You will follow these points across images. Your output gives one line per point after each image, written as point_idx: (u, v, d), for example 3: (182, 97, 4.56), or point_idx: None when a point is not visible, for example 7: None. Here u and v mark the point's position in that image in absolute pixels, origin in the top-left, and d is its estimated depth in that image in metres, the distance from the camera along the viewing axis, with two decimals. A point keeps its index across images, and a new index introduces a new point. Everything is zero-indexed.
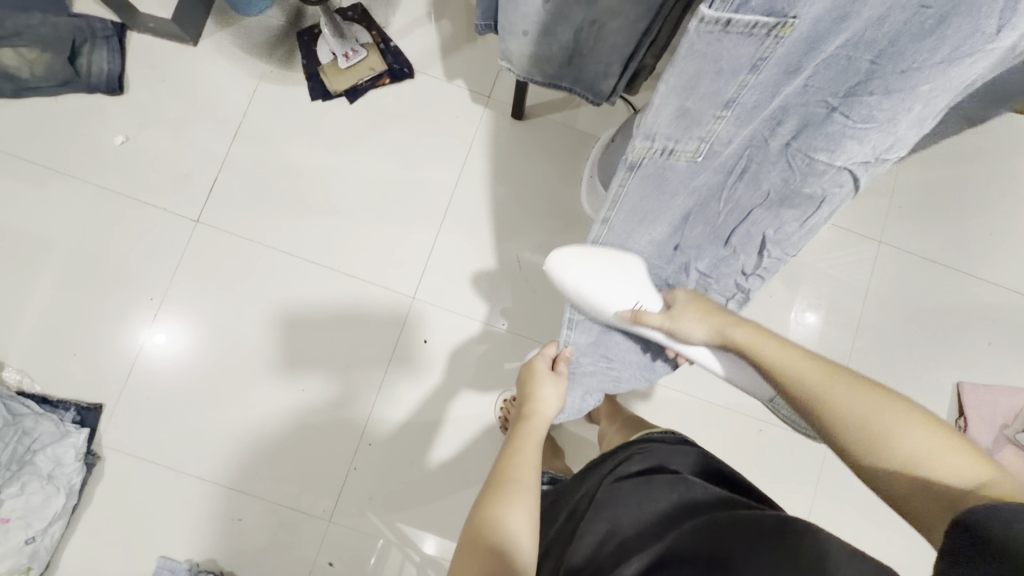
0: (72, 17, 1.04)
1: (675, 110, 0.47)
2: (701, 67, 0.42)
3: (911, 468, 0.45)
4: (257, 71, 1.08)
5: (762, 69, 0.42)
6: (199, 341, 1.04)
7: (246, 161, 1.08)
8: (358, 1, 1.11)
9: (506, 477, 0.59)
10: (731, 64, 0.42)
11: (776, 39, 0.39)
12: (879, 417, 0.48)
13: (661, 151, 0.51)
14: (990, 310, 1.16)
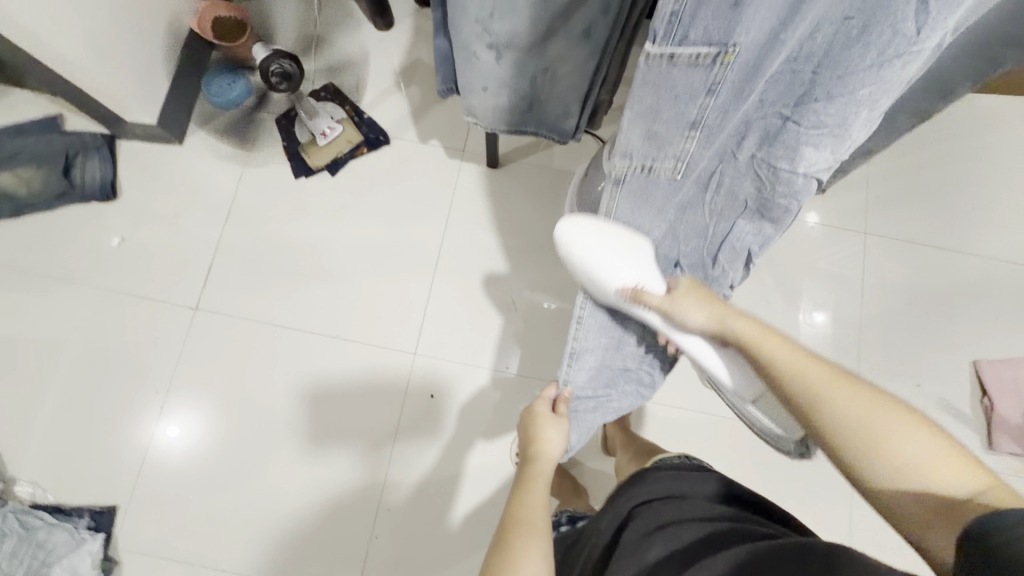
0: (64, 134, 1.10)
1: (644, 134, 0.53)
2: (657, 96, 0.48)
3: (909, 478, 0.46)
4: (240, 159, 1.13)
5: (717, 92, 0.46)
6: (207, 427, 1.04)
7: (239, 245, 1.11)
8: (329, 81, 1.17)
9: (519, 521, 0.58)
10: (684, 90, 0.47)
11: (723, 66, 0.43)
12: (884, 429, 0.49)
13: (640, 168, 0.57)
14: (992, 283, 1.16)
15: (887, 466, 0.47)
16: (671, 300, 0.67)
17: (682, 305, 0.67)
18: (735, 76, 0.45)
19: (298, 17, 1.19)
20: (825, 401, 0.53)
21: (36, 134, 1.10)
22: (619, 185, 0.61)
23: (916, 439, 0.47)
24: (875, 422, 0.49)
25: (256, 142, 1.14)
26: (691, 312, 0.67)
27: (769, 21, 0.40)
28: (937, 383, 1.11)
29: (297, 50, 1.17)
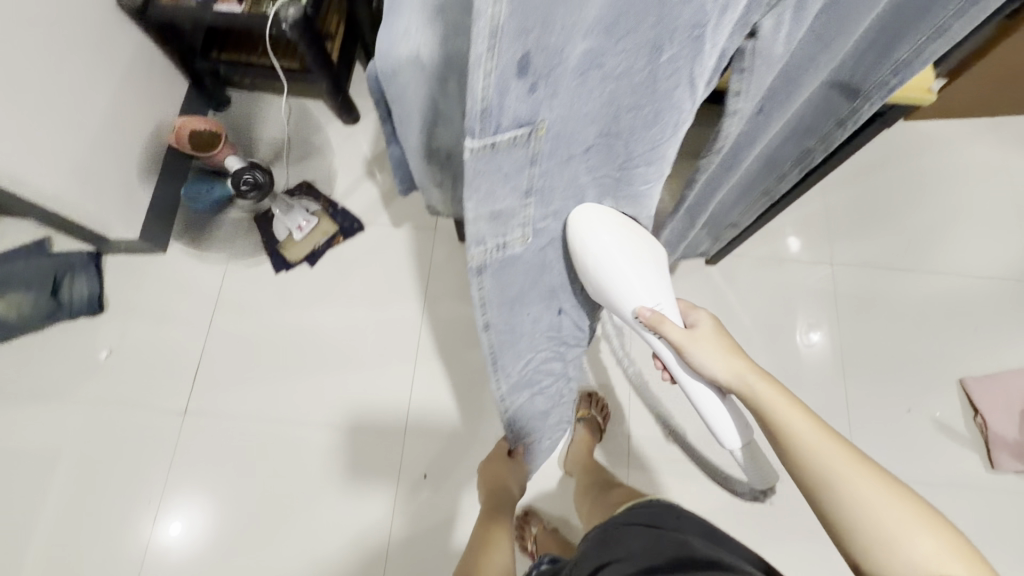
0: (51, 256, 1.14)
1: (490, 218, 0.46)
2: (491, 182, 0.42)
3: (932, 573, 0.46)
4: (222, 260, 1.18)
5: (540, 162, 0.44)
6: (200, 535, 1.03)
7: (224, 344, 1.13)
8: (303, 178, 1.23)
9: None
10: (512, 168, 0.42)
11: (537, 140, 0.41)
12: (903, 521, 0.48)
13: (495, 249, 0.50)
14: (963, 298, 1.18)
15: (887, 556, 0.48)
16: (689, 336, 0.64)
17: (699, 347, 0.63)
18: (550, 150, 0.44)
19: (270, 122, 1.26)
20: (842, 486, 0.52)
21: (24, 259, 1.14)
22: (483, 277, 0.51)
23: (915, 526, 0.48)
24: (878, 506, 0.50)
25: (236, 244, 1.18)
26: (701, 347, 0.63)
27: (564, 99, 0.40)
28: (927, 406, 1.11)
29: (271, 153, 1.24)
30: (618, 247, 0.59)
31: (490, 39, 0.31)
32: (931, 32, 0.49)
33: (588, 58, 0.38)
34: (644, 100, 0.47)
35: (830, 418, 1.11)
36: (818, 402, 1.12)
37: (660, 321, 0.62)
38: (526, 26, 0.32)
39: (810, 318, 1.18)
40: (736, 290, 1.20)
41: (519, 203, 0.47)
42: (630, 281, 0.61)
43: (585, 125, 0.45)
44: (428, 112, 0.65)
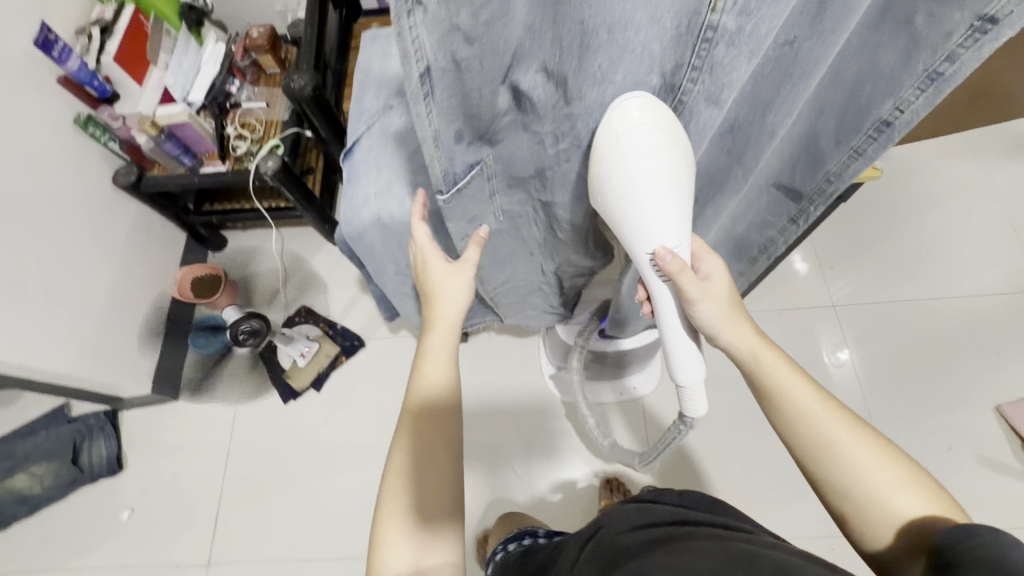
0: (71, 421, 1.18)
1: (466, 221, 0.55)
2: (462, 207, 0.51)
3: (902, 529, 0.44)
4: (231, 398, 1.20)
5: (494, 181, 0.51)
6: None
7: (241, 484, 1.13)
8: (301, 303, 1.28)
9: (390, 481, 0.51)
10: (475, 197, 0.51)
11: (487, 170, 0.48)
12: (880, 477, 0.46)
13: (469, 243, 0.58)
14: (979, 320, 1.15)
15: (859, 498, 0.46)
16: (701, 289, 0.51)
17: (707, 303, 0.52)
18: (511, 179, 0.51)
19: (264, 256, 1.33)
20: (823, 433, 0.48)
21: (45, 430, 1.17)
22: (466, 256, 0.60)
23: (893, 476, 0.46)
24: (856, 454, 0.47)
25: (244, 380, 1.21)
26: (711, 297, 0.52)
27: (511, 152, 0.47)
28: (968, 441, 1.06)
29: (269, 286, 1.30)
30: (659, 169, 0.40)
31: (430, 138, 0.41)
32: (852, 150, 0.52)
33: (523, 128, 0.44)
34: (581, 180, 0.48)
35: None
36: None
37: (678, 271, 0.45)
38: (454, 123, 0.41)
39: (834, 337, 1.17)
40: None
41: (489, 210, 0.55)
42: (650, 224, 0.43)
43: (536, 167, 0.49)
44: (397, 260, 0.68)
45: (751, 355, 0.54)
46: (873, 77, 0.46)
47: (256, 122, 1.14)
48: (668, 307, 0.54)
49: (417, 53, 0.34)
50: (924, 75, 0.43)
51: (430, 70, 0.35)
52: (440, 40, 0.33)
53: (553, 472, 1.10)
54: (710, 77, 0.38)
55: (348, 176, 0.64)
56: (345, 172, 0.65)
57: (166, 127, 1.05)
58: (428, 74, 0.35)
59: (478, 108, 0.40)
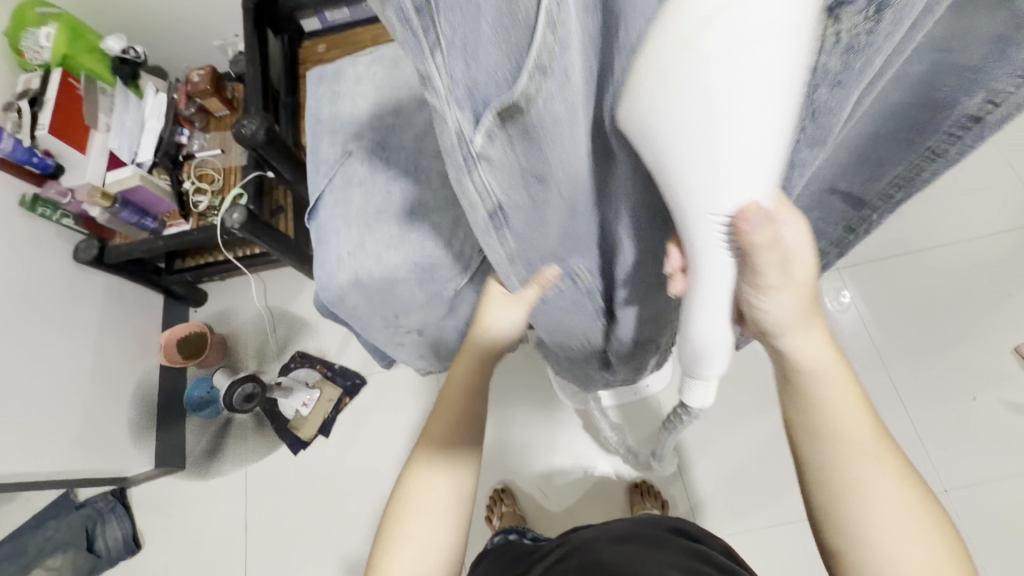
0: (80, 507, 1.14)
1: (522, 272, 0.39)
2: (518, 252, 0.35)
3: None
4: (239, 458, 1.16)
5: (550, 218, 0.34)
6: None
7: (263, 544, 1.10)
8: (294, 349, 1.23)
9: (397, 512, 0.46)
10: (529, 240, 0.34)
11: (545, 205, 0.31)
12: (918, 557, 0.35)
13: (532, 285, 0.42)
14: (982, 261, 1.14)
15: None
16: (782, 270, 0.34)
17: (784, 292, 0.35)
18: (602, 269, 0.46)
19: (249, 306, 1.28)
20: (872, 505, 0.36)
21: (55, 520, 1.14)
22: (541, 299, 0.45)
23: (939, 573, 0.35)
24: (907, 545, 0.35)
25: (249, 437, 1.17)
26: (781, 286, 0.34)
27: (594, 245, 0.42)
28: (987, 385, 1.05)
29: (258, 336, 1.25)
30: (776, 109, 0.23)
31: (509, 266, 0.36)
32: (895, 178, 0.47)
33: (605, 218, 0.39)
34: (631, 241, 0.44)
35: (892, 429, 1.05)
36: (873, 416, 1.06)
37: (765, 244, 0.31)
38: (532, 244, 0.35)
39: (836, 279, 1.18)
40: None
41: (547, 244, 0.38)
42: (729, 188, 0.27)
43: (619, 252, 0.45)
44: (384, 316, 0.63)
45: (805, 368, 0.38)
46: (919, 109, 0.40)
47: (214, 172, 1.08)
48: (717, 280, 0.35)
49: (483, 202, 0.28)
50: (966, 114, 0.39)
51: (502, 214, 0.30)
52: (507, 185, 0.28)
53: (578, 484, 1.08)
54: (814, 121, 0.31)
55: (317, 238, 0.60)
56: (313, 234, 0.61)
57: (118, 195, 0.99)
58: (501, 217, 0.30)
59: (556, 220, 0.35)
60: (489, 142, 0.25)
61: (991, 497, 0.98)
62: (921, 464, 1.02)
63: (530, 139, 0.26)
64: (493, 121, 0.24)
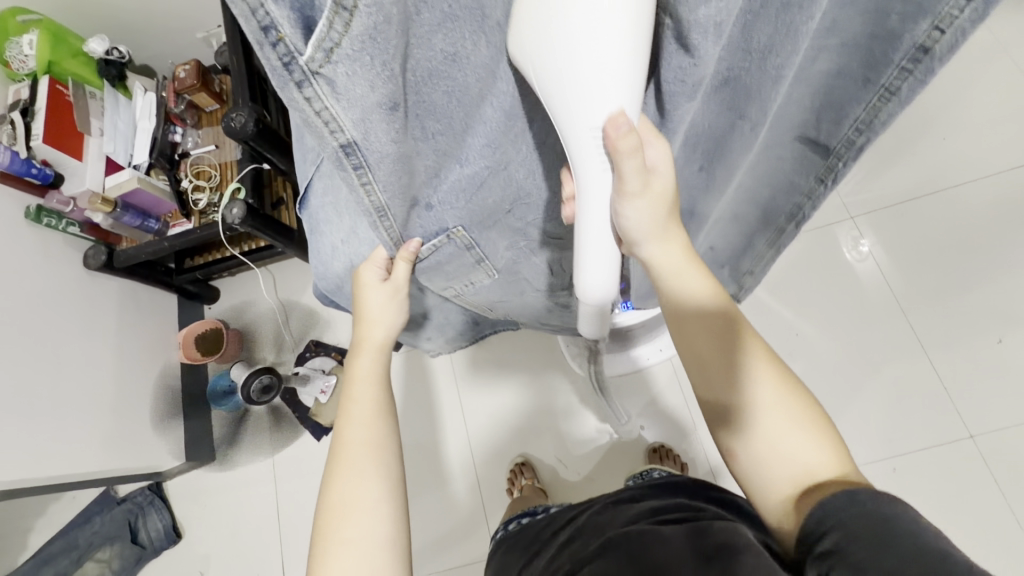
0: (121, 503, 1.20)
1: (386, 204, 0.41)
2: (376, 181, 0.38)
3: (803, 481, 0.40)
4: (266, 446, 1.20)
5: (407, 137, 0.37)
6: None
7: (296, 527, 1.14)
8: (307, 339, 1.25)
9: (328, 507, 0.47)
10: (381, 171, 0.37)
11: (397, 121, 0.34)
12: (775, 418, 0.42)
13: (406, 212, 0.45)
14: (1006, 200, 1.10)
15: (756, 449, 0.42)
16: (637, 183, 0.40)
17: (639, 200, 0.41)
18: (481, 230, 0.52)
19: (260, 299, 1.29)
20: (730, 377, 0.44)
21: (99, 515, 1.20)
22: (438, 236, 0.51)
23: (803, 434, 0.42)
24: (763, 407, 0.43)
25: (273, 427, 1.20)
26: (646, 193, 0.41)
27: (474, 205, 0.48)
28: (1014, 324, 1.02)
29: (272, 328, 1.27)
30: (634, 38, 0.30)
31: (374, 210, 0.41)
32: (857, 122, 0.46)
33: (480, 173, 0.44)
34: (538, 175, 0.48)
35: (915, 376, 1.03)
36: (894, 365, 1.04)
37: (630, 152, 0.36)
38: (399, 187, 0.40)
39: (854, 229, 1.15)
40: (761, 284, 1.14)
41: (425, 163, 0.41)
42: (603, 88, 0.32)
43: (503, 197, 0.49)
44: None
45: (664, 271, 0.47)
46: (877, 39, 0.39)
47: (210, 169, 1.07)
48: (592, 200, 0.41)
49: (337, 133, 0.33)
50: (919, 44, 0.37)
51: (357, 150, 0.35)
52: (362, 123, 0.33)
53: (598, 452, 1.09)
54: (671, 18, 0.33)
55: (310, 227, 0.58)
56: (305, 223, 0.59)
57: (119, 199, 1.00)
58: (355, 152, 0.35)
59: (415, 161, 0.40)
60: (324, 55, 0.28)
61: (1021, 439, 0.96)
62: (946, 410, 1.00)
63: (376, 63, 0.29)
64: (327, 38, 0.27)
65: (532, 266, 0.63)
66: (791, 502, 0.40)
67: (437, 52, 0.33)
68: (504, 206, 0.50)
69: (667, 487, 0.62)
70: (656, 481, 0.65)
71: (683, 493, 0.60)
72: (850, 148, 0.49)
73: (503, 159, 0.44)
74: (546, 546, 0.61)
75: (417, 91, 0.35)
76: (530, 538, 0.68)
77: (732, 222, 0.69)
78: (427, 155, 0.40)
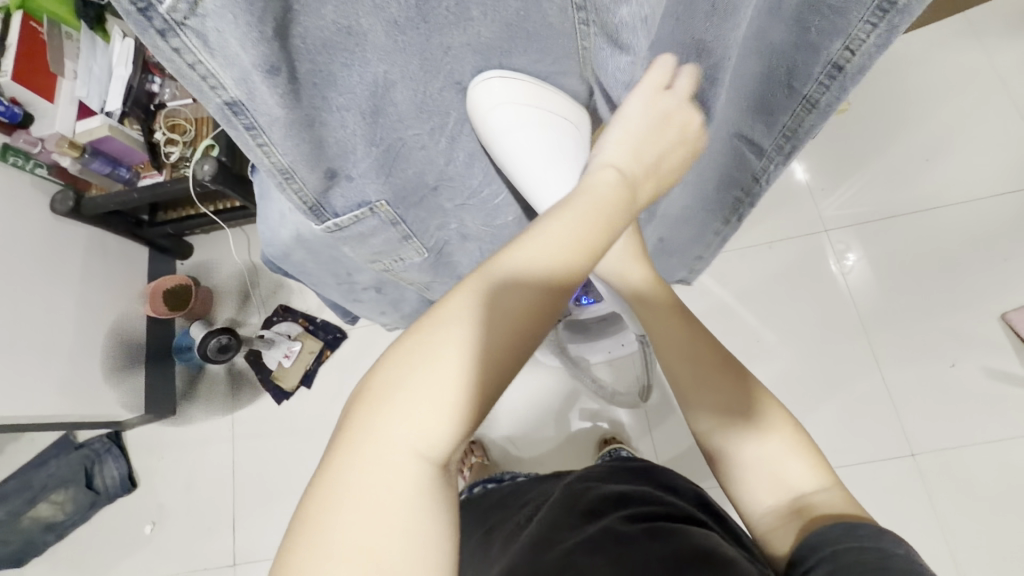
0: (79, 449, 1.21)
1: (290, 170, 0.41)
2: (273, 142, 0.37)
3: (794, 497, 0.41)
4: (227, 405, 1.21)
5: (303, 102, 0.37)
6: None
7: (250, 486, 1.16)
8: (276, 303, 1.25)
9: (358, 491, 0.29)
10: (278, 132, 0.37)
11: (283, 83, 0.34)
12: (757, 430, 0.43)
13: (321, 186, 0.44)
14: (978, 226, 1.11)
15: (738, 463, 0.43)
16: None
17: None
18: (407, 206, 0.52)
19: (232, 259, 1.29)
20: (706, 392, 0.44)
21: (56, 459, 1.20)
22: (366, 214, 0.49)
23: (783, 444, 0.42)
24: (738, 419, 0.44)
25: (234, 388, 1.21)
26: None
27: (395, 178, 0.48)
28: (969, 350, 1.04)
29: (242, 289, 1.27)
30: (533, 126, 0.46)
31: (277, 170, 0.40)
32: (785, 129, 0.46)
33: (394, 146, 0.45)
34: (458, 158, 0.51)
35: (868, 392, 1.05)
36: (847, 380, 1.06)
37: None
38: (302, 153, 0.40)
39: (827, 244, 1.15)
40: (729, 289, 1.15)
41: (335, 135, 0.41)
42: (543, 176, 0.48)
43: (426, 174, 0.50)
44: (333, 273, 0.64)
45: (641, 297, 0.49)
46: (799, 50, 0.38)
47: (185, 123, 1.05)
48: None
49: (218, 89, 0.33)
50: (850, 52, 0.40)
51: (244, 109, 0.35)
52: (245, 81, 0.33)
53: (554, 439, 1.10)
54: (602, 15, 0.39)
55: (260, 192, 0.58)
56: (257, 187, 0.59)
57: (88, 145, 0.99)
58: (242, 110, 0.35)
59: (320, 130, 0.40)
60: (188, 9, 0.28)
61: (960, 462, 0.98)
62: (892, 428, 1.02)
63: (244, 22, 0.30)
64: None
65: (474, 241, 0.63)
66: (780, 516, 0.41)
67: (327, 22, 0.34)
68: (428, 182, 0.51)
69: (631, 471, 0.64)
70: (626, 463, 0.67)
71: (645, 478, 0.62)
72: (778, 153, 0.50)
73: (410, 132, 0.45)
74: (512, 517, 0.63)
75: (312, 59, 0.35)
76: (495, 502, 0.70)
77: (687, 222, 0.69)
78: (334, 127, 0.40)
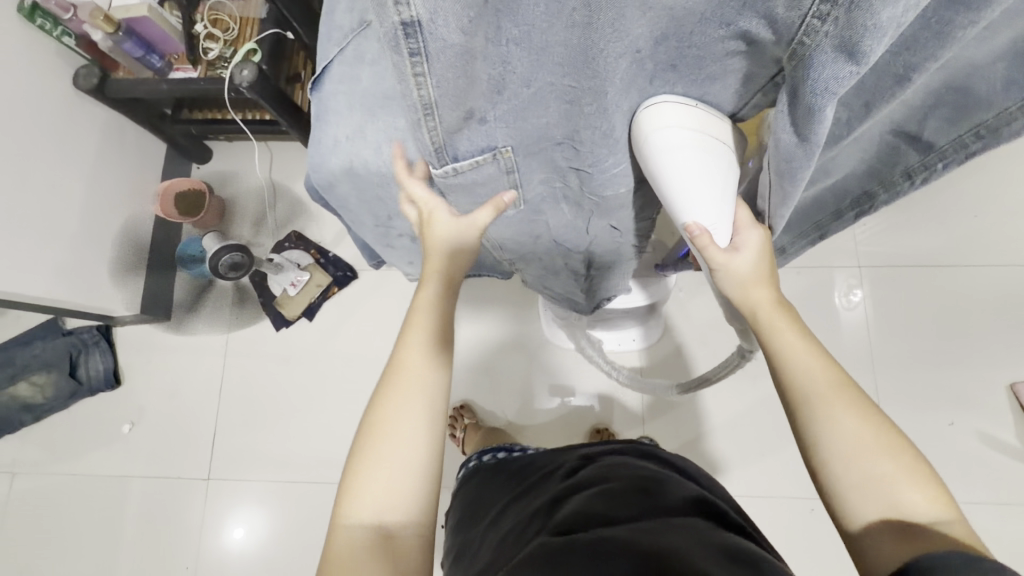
0: (66, 336, 1.18)
1: (432, 104, 0.39)
2: (442, 72, 0.36)
3: (906, 520, 0.40)
4: (223, 322, 1.18)
5: (479, 32, 0.34)
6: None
7: (235, 406, 1.15)
8: (290, 229, 1.21)
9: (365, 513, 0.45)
10: (446, 60, 0.35)
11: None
12: (866, 450, 0.42)
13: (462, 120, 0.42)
14: (1008, 292, 1.09)
15: (842, 478, 0.43)
16: (722, 260, 0.48)
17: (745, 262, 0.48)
18: (526, 154, 0.50)
19: (252, 174, 1.24)
20: (814, 408, 0.45)
21: (42, 341, 1.18)
22: (485, 155, 0.48)
23: (896, 467, 0.42)
24: (847, 437, 0.43)
25: (234, 306, 1.18)
26: (733, 270, 0.48)
27: (522, 125, 0.45)
28: (970, 412, 1.04)
29: (257, 206, 1.22)
30: (691, 139, 0.43)
31: (420, 105, 0.39)
32: (975, 130, 0.44)
33: (544, 90, 0.41)
34: (601, 128, 0.45)
35: None
36: None
37: (706, 244, 0.46)
38: (453, 88, 0.38)
39: (851, 278, 1.13)
40: None
41: (494, 65, 0.38)
42: (687, 195, 0.45)
43: (553, 128, 0.46)
44: (375, 213, 0.61)
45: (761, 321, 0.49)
46: None
47: (229, 20, 0.98)
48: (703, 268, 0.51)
49: (403, 4, 0.32)
50: None
51: (418, 32, 0.33)
52: (433, 0, 0.31)
53: (547, 418, 1.10)
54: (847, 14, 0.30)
55: (317, 114, 0.53)
56: (314, 108, 0.54)
57: (123, 22, 0.92)
58: (416, 33, 0.33)
59: (479, 65, 0.37)
60: None
61: None
62: None
63: None
64: None
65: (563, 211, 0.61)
66: (883, 537, 0.40)
67: None
68: (554, 136, 0.47)
69: (661, 459, 0.61)
70: (653, 453, 0.63)
71: (682, 470, 0.60)
72: (960, 151, 0.46)
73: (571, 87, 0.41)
74: (539, 489, 0.58)
75: None
76: (515, 471, 0.68)
77: None
78: (494, 60, 0.38)
